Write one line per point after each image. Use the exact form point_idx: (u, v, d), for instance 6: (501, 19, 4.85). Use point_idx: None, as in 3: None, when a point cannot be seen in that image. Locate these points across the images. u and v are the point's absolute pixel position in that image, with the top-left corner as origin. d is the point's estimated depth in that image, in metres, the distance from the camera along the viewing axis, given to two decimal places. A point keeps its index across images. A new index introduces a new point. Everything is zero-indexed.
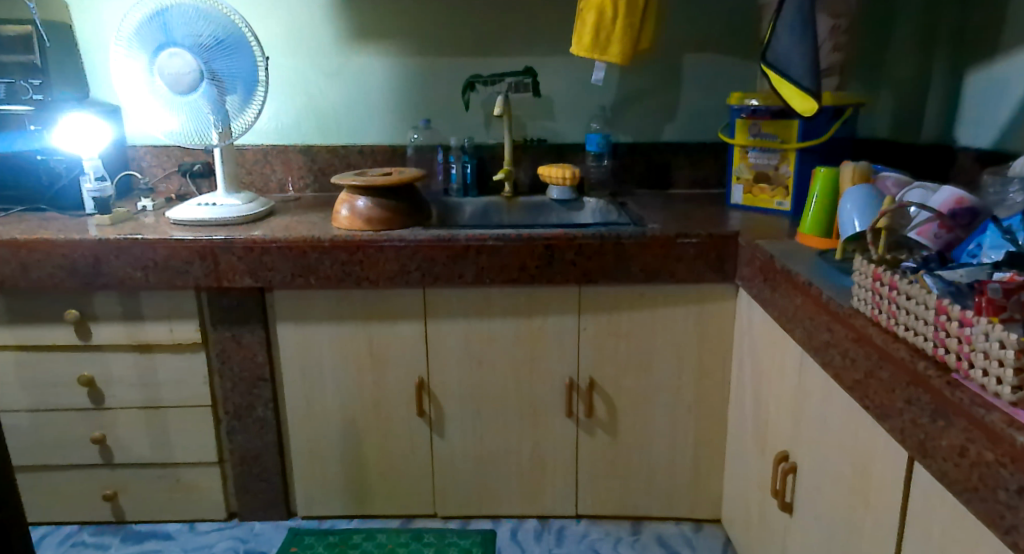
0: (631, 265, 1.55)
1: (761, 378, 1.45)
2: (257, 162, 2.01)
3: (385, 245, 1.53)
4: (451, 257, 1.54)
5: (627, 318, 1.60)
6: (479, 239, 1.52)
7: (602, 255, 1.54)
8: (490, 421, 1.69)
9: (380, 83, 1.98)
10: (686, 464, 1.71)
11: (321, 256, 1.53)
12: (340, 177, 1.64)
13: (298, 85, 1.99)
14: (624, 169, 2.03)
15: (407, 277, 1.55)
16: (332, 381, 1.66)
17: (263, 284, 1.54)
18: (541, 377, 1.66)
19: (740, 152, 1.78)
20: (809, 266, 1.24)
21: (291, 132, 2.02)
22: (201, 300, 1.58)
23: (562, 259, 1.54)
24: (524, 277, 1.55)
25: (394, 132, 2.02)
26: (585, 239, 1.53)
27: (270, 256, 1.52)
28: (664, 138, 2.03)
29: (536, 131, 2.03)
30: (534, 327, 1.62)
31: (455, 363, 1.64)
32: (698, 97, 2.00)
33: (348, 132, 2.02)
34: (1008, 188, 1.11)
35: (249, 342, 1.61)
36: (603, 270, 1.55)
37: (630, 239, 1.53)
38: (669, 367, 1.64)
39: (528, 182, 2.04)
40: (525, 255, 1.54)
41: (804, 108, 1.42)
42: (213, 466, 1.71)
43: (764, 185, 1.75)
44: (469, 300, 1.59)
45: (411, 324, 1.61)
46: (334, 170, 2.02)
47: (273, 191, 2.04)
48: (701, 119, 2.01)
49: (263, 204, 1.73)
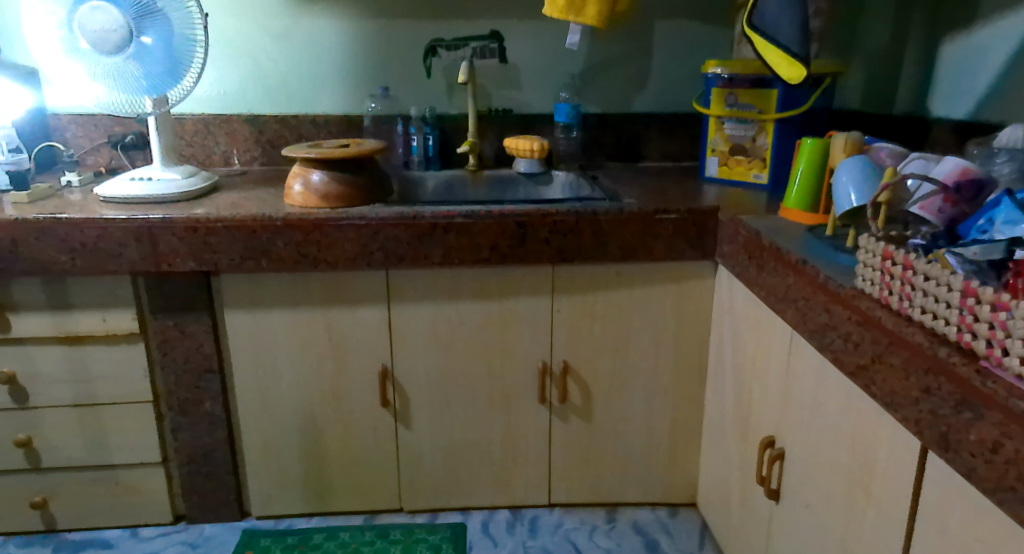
0: (608, 243, 1.46)
1: (744, 361, 1.40)
2: (197, 133, 1.85)
3: (344, 224, 1.41)
4: (416, 236, 1.42)
5: (603, 298, 1.52)
6: (448, 217, 1.41)
7: (577, 232, 1.44)
8: (458, 410, 1.59)
9: (332, 47, 1.84)
10: (661, 448, 1.65)
11: (274, 236, 1.40)
12: (291, 149, 1.50)
13: (242, 49, 1.82)
14: (593, 142, 1.94)
15: (369, 258, 1.43)
16: (287, 372, 1.54)
17: (208, 267, 1.41)
18: (513, 362, 1.56)
19: (717, 124, 1.68)
20: (799, 244, 1.18)
21: (236, 100, 1.86)
22: (138, 286, 1.45)
23: (536, 237, 1.44)
24: (495, 257, 1.45)
25: (349, 101, 1.87)
26: (560, 216, 1.43)
27: (215, 237, 1.39)
28: (634, 109, 1.94)
29: (501, 100, 1.91)
30: (505, 310, 1.52)
31: (422, 350, 1.54)
32: (669, 67, 1.91)
33: (297, 100, 1.87)
34: (994, 160, 1.08)
35: (194, 331, 1.48)
36: (579, 248, 1.46)
37: (607, 215, 1.44)
38: (647, 348, 1.57)
39: (494, 155, 1.92)
40: (496, 233, 1.43)
41: (791, 73, 1.33)
42: (157, 466, 1.57)
43: (740, 157, 1.67)
44: (437, 283, 1.49)
45: (373, 308, 1.50)
46: (284, 142, 1.88)
47: (217, 165, 1.88)
48: (673, 89, 1.93)
49: (205, 179, 1.60)
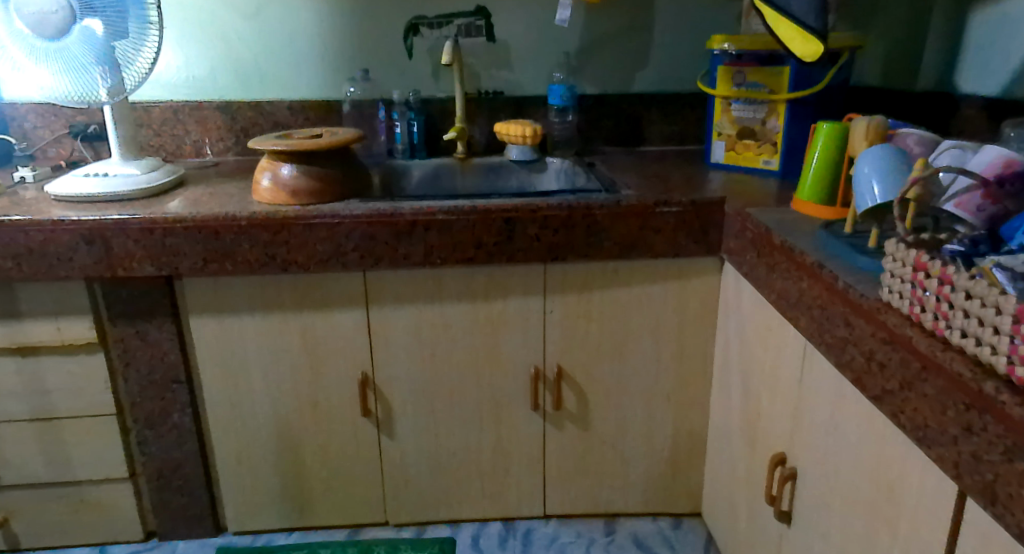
0: (603, 239, 1.33)
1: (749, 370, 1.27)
2: (165, 122, 1.74)
3: (315, 222, 1.29)
4: (394, 234, 1.30)
5: (598, 298, 1.40)
6: (428, 214, 1.29)
7: (570, 227, 1.32)
8: (444, 419, 1.49)
9: (307, 27, 1.71)
10: (664, 457, 1.54)
11: (238, 237, 1.29)
12: (258, 140, 1.37)
13: (210, 30, 1.70)
14: (590, 125, 1.81)
15: (343, 258, 1.32)
16: (259, 379, 1.44)
17: (169, 271, 1.30)
18: (502, 367, 1.45)
19: (723, 105, 1.54)
20: (812, 241, 1.03)
21: (206, 85, 1.74)
22: (95, 292, 1.35)
23: (525, 233, 1.32)
24: (481, 257, 1.33)
25: (327, 85, 1.75)
26: (550, 210, 1.30)
27: (174, 239, 1.28)
28: (634, 88, 1.81)
29: (490, 82, 1.77)
30: (493, 312, 1.41)
31: (404, 356, 1.43)
32: (672, 42, 1.77)
33: (272, 84, 1.74)
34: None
35: (157, 339, 1.39)
36: (572, 245, 1.34)
37: (602, 209, 1.31)
38: (648, 352, 1.44)
39: (484, 141, 1.80)
40: (481, 229, 1.31)
41: (805, 51, 1.20)
42: (124, 482, 1.50)
43: (749, 141, 1.52)
44: (419, 284, 1.38)
45: (349, 311, 1.39)
46: (258, 130, 1.76)
47: (188, 155, 1.78)
48: (676, 66, 1.79)
49: (168, 172, 1.49)
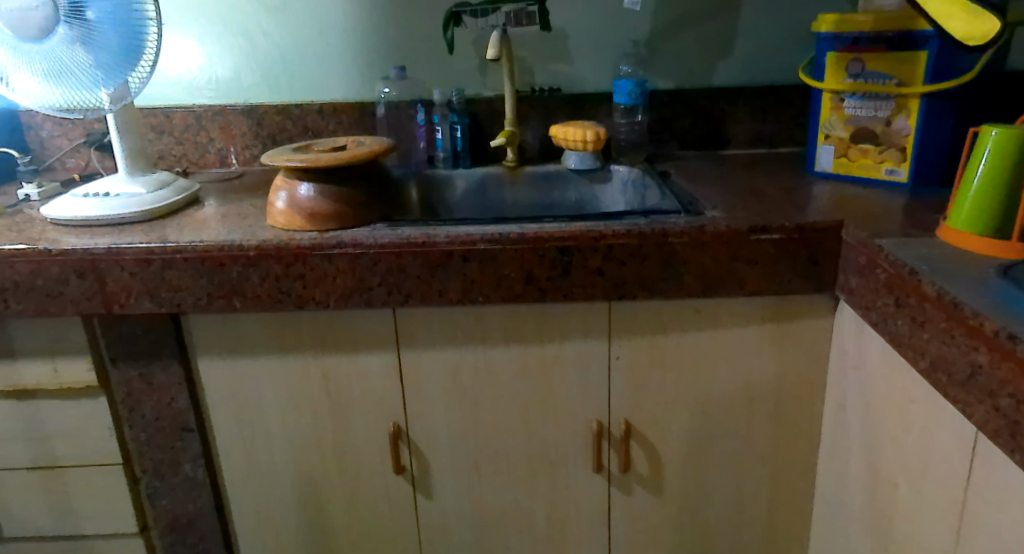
0: (681, 272, 1.09)
1: (880, 441, 0.98)
2: (188, 129, 1.58)
3: (334, 253, 1.09)
4: (427, 267, 1.09)
5: (675, 342, 1.16)
6: (468, 242, 1.08)
7: (640, 259, 1.09)
8: (490, 478, 1.26)
9: (337, 20, 1.53)
10: (755, 528, 1.27)
11: (247, 270, 1.09)
12: (271, 156, 1.18)
13: (233, 26, 1.54)
14: (662, 126, 1.55)
15: (367, 294, 1.11)
16: (278, 429, 1.24)
17: (170, 309, 1.11)
18: (559, 419, 1.22)
19: (831, 102, 1.27)
20: (984, 294, 0.76)
21: (231, 88, 1.58)
22: (93, 329, 1.17)
23: (584, 265, 1.09)
24: (531, 293, 1.11)
25: (360, 85, 1.57)
26: (615, 238, 1.07)
27: (175, 272, 1.09)
28: (714, 82, 1.54)
29: (546, 77, 1.54)
30: (547, 357, 1.18)
31: (443, 404, 1.22)
32: (761, 25, 1.50)
33: (301, 86, 1.58)
34: None
35: (164, 382, 1.19)
36: (643, 279, 1.10)
37: (679, 236, 1.07)
38: (737, 405, 1.19)
39: (538, 145, 1.57)
40: (530, 261, 1.09)
41: (969, 31, 0.84)
42: (134, 536, 1.31)
43: (866, 145, 1.24)
44: (458, 323, 1.16)
45: (378, 354, 1.19)
46: (287, 137, 1.59)
47: (212, 165, 1.61)
48: (765, 54, 1.51)
49: (180, 189, 1.31)
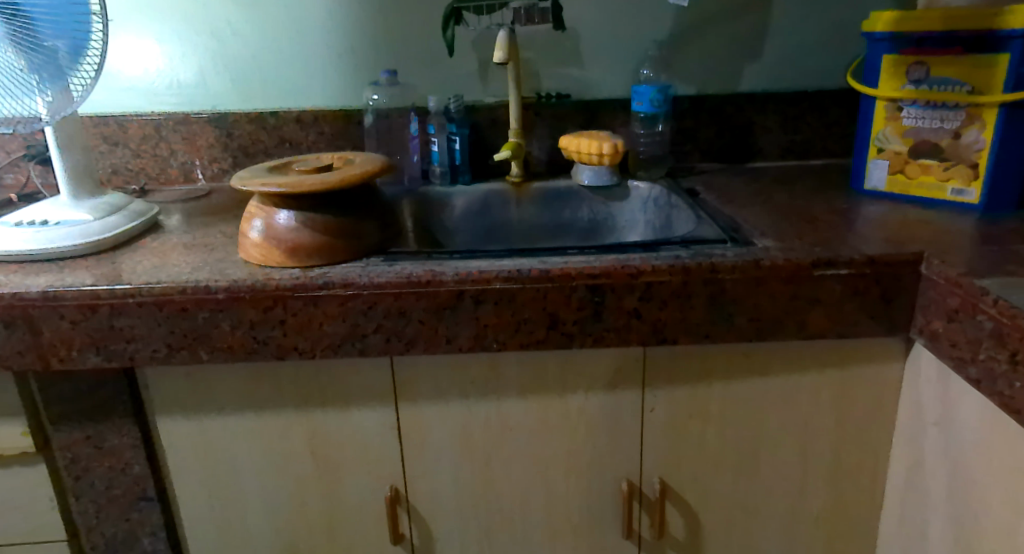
0: (731, 313, 0.93)
1: (987, 514, 0.84)
2: (147, 140, 1.39)
3: (321, 295, 0.91)
4: (432, 309, 0.92)
5: (720, 392, 1.00)
6: (482, 281, 0.91)
7: (684, 298, 0.92)
8: (503, 547, 1.09)
9: (318, 16, 1.34)
10: None
11: (215, 316, 0.90)
12: (242, 179, 0.98)
13: (197, 22, 1.34)
14: (684, 136, 1.39)
15: (361, 342, 0.93)
16: (254, 497, 1.05)
17: (122, 362, 0.92)
18: (584, 479, 1.05)
19: (886, 112, 1.13)
20: None
21: (196, 94, 1.39)
22: (29, 384, 0.96)
23: (618, 306, 0.93)
24: (555, 339, 0.94)
25: (345, 90, 1.38)
26: (654, 274, 0.91)
27: (126, 319, 0.90)
28: (741, 87, 1.38)
29: (553, 81, 1.37)
30: (571, 411, 1.01)
31: (449, 465, 1.04)
32: (793, 24, 1.34)
33: (277, 91, 1.39)
34: None
35: (116, 446, 0.98)
36: (687, 322, 0.93)
37: (730, 272, 0.91)
38: (789, 461, 1.04)
39: (546, 158, 1.40)
40: (554, 302, 0.92)
41: None
42: None
43: (928, 161, 1.11)
44: (468, 373, 0.99)
45: (373, 410, 1.01)
46: (261, 149, 1.40)
47: (175, 181, 1.42)
48: (797, 57, 1.36)
49: (136, 214, 1.12)
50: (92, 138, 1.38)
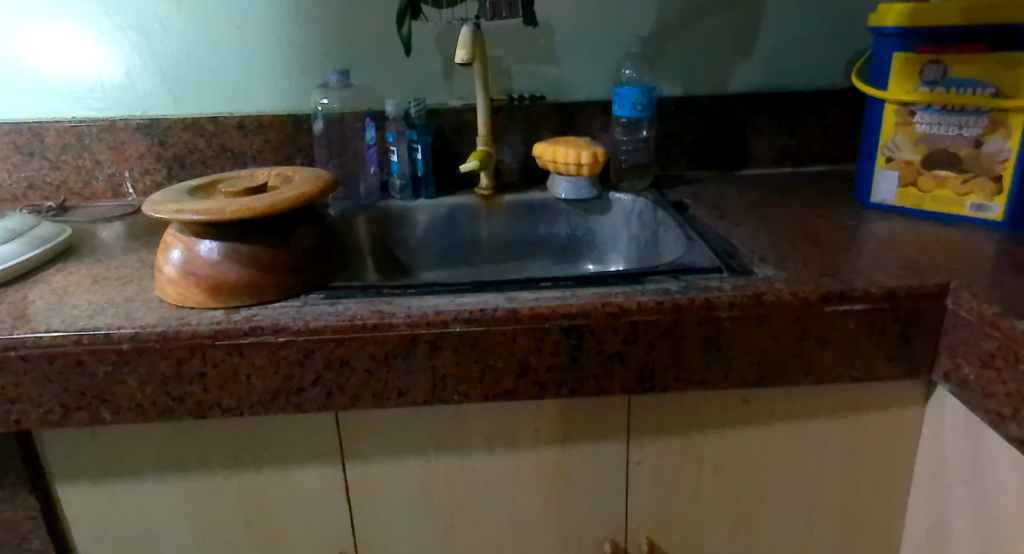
0: (728, 354, 0.79)
1: None
2: (67, 149, 1.23)
3: (245, 345, 0.77)
4: (381, 357, 0.79)
5: (716, 442, 0.87)
6: (437, 323, 0.78)
7: (674, 340, 0.79)
8: None
9: (259, 8, 1.19)
10: None
11: (119, 370, 0.77)
12: (155, 204, 0.83)
13: (121, 16, 1.19)
14: (670, 142, 1.26)
15: (298, 396, 0.80)
16: None
17: (6, 427, 0.77)
18: (562, 540, 0.92)
19: (896, 116, 1.00)
20: None
21: (124, 97, 1.23)
22: None
23: (598, 350, 0.79)
24: (526, 389, 0.81)
25: (292, 93, 1.24)
26: (639, 313, 0.78)
27: (9, 376, 0.76)
28: (732, 87, 1.25)
29: (526, 81, 1.23)
30: (545, 465, 0.88)
31: (405, 528, 0.91)
32: (789, 16, 1.21)
33: (216, 93, 1.24)
34: None
35: (8, 518, 0.84)
36: (677, 366, 0.80)
37: (726, 308, 0.78)
38: (794, 517, 0.91)
39: (518, 166, 1.26)
40: (524, 346, 0.79)
41: None
42: None
43: (944, 173, 0.98)
44: (426, 426, 0.85)
45: (316, 469, 0.87)
46: (198, 159, 1.25)
47: (102, 195, 1.27)
48: (793, 55, 1.23)
49: (39, 243, 0.97)
50: (3, 148, 1.22)
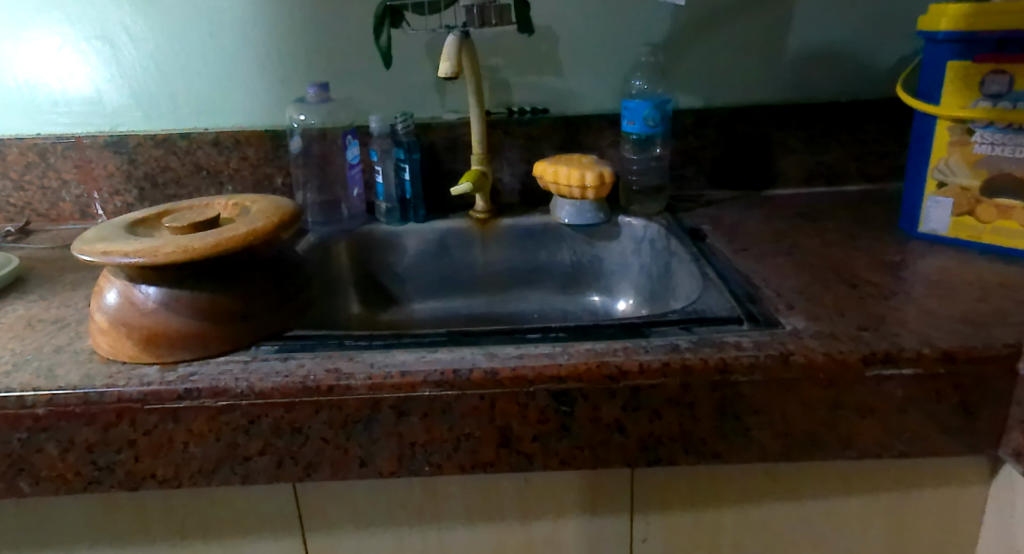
0: (750, 425, 0.65)
1: None
2: (30, 169, 1.14)
3: (181, 409, 0.67)
4: (337, 424, 0.67)
5: (737, 520, 0.74)
6: (402, 386, 0.66)
7: (686, 407, 0.65)
8: None
9: (231, 15, 1.09)
10: None
11: (38, 437, 0.67)
12: (85, 243, 0.73)
13: (85, 24, 1.09)
14: (687, 159, 1.13)
15: (243, 467, 0.69)
16: None
17: None
18: None
19: (948, 135, 0.86)
20: None
21: (91, 111, 1.14)
22: None
23: (594, 418, 0.66)
24: (509, 461, 0.68)
25: (272, 106, 1.14)
26: (642, 376, 0.64)
27: None
28: (756, 99, 1.12)
29: (525, 93, 1.11)
30: (535, 544, 0.76)
31: None
32: (821, 18, 1.08)
33: (189, 107, 1.14)
34: None
35: None
36: (687, 437, 0.66)
37: (745, 373, 0.63)
38: None
39: (517, 186, 1.14)
40: (506, 412, 0.66)
41: None
42: None
43: (1009, 202, 0.84)
44: (396, 497, 0.74)
45: (271, 543, 0.76)
46: (170, 178, 1.15)
47: (70, 218, 1.18)
48: (826, 62, 1.10)
49: None
50: None
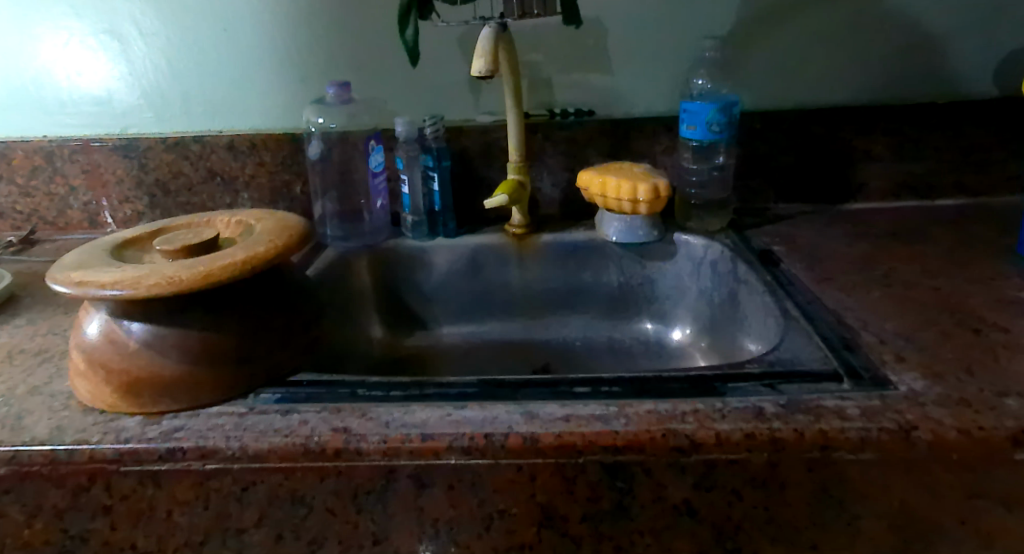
0: (857, 512, 0.52)
1: None
2: (35, 173, 1.06)
3: (162, 472, 0.56)
4: (344, 494, 0.56)
5: None
6: (423, 452, 0.54)
7: (775, 488, 0.52)
8: None
9: (249, 6, 0.99)
10: None
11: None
12: (62, 269, 0.63)
13: (92, 17, 1.00)
14: (754, 169, 0.99)
15: (236, 540, 0.58)
16: None
17: None
18: None
19: None
20: None
21: (100, 112, 1.05)
22: None
23: (659, 497, 0.53)
24: (551, 546, 0.56)
25: (292, 107, 1.03)
26: (719, 449, 0.52)
27: None
28: (836, 101, 0.98)
29: (571, 93, 0.98)
30: None
31: None
32: (915, 8, 0.94)
33: (204, 108, 1.04)
34: None
35: None
36: (774, 523, 0.53)
37: (854, 449, 0.51)
38: None
39: (561, 198, 1.02)
40: (548, 487, 0.54)
41: None
42: None
43: None
44: None
45: None
46: (182, 184, 1.05)
47: (78, 227, 1.09)
48: (919, 58, 0.96)
49: None
50: None
